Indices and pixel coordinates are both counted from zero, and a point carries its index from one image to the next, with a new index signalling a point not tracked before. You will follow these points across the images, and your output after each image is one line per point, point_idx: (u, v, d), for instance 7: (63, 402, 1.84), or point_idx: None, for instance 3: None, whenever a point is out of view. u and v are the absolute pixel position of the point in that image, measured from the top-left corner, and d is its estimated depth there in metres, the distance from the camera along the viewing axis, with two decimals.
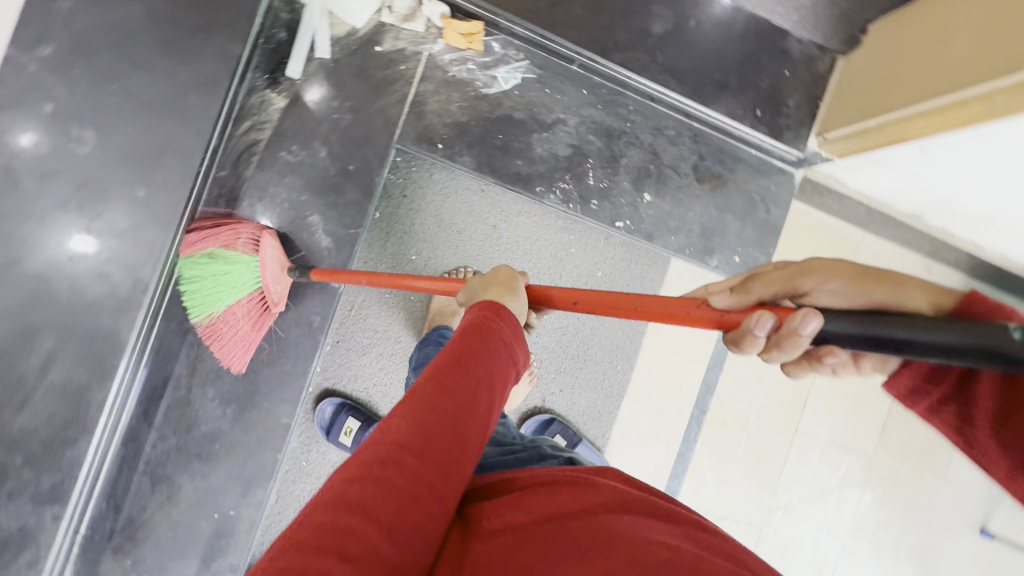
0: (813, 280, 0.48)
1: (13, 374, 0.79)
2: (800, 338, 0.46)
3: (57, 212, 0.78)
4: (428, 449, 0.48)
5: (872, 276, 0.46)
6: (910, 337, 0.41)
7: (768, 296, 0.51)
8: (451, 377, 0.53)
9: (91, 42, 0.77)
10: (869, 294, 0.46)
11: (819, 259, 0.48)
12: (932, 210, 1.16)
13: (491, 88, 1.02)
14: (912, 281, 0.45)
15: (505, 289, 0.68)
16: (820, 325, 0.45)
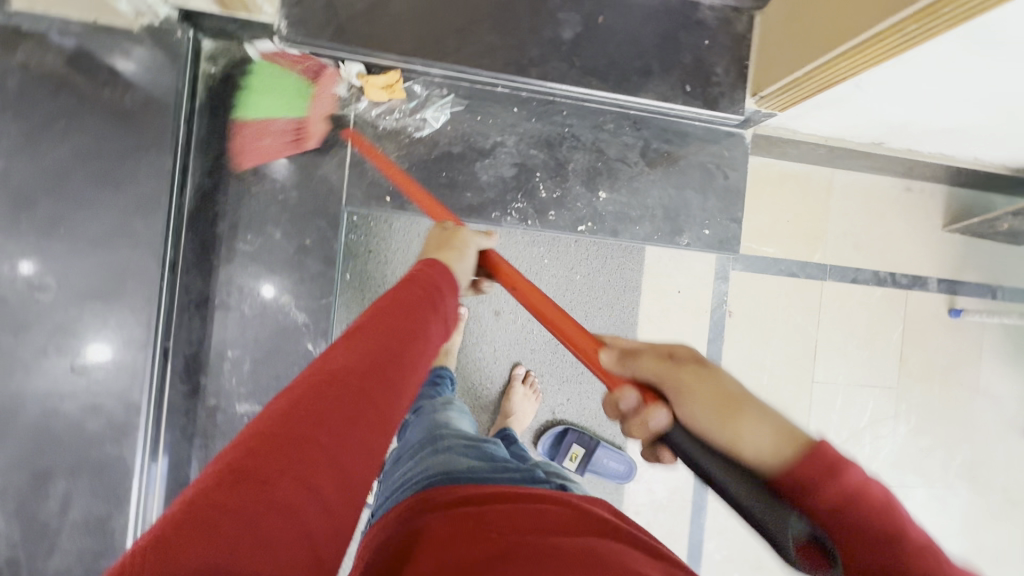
0: (673, 390, 0.55)
1: (36, 522, 0.83)
2: (647, 427, 0.56)
3: (39, 360, 0.82)
4: (374, 377, 0.52)
5: (717, 408, 0.51)
6: (721, 470, 0.50)
7: (645, 378, 0.59)
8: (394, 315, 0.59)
9: (30, 194, 0.81)
10: (716, 421, 0.50)
11: (682, 373, 0.54)
12: (892, 138, 1.13)
13: (424, 130, 1.03)
14: (755, 425, 0.48)
15: (455, 253, 0.76)
16: (663, 424, 0.55)
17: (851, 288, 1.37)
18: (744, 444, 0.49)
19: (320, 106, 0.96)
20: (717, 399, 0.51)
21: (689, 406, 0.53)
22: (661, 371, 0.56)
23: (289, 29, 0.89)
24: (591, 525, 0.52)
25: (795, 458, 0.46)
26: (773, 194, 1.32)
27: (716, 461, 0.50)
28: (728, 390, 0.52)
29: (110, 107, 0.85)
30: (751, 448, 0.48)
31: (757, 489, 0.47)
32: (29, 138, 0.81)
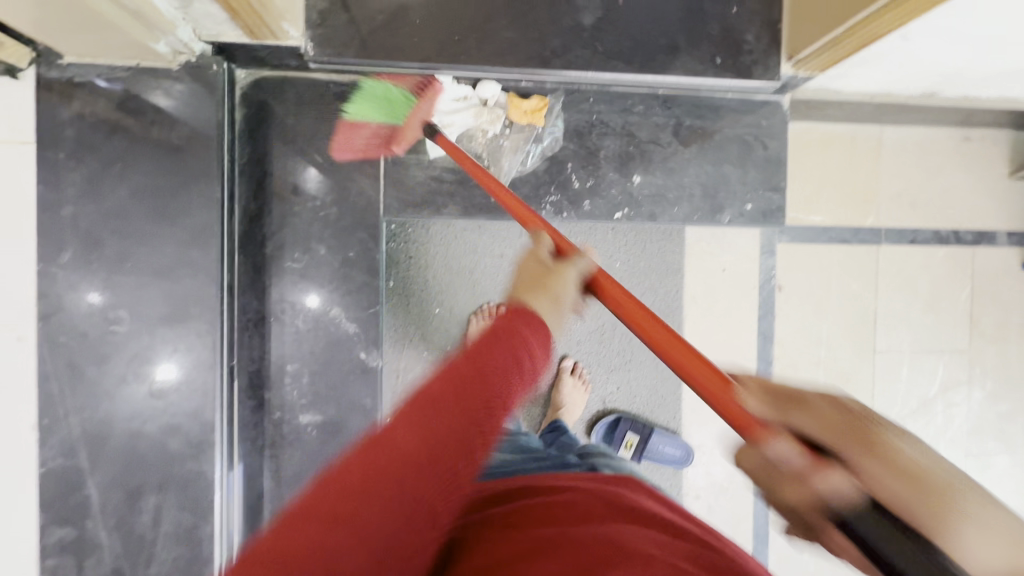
0: (957, 520, 0.34)
1: (135, 535, 0.90)
2: (809, 494, 0.39)
3: (121, 386, 0.89)
4: (443, 457, 0.45)
5: (922, 477, 0.36)
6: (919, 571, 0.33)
7: (899, 492, 0.36)
8: (466, 383, 0.49)
9: (98, 234, 0.88)
10: (920, 496, 0.35)
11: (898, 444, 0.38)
12: (946, 87, 1.06)
13: (542, 142, 1.04)
14: (990, 515, 0.34)
15: (551, 302, 0.61)
16: (845, 491, 0.37)
17: (910, 250, 1.30)
18: (964, 551, 0.33)
19: (423, 111, 0.94)
20: (949, 509, 0.34)
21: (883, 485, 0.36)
22: (835, 421, 0.40)
23: (318, 49, 0.91)
24: (618, 508, 0.54)
25: None
26: (817, 158, 1.25)
27: (902, 540, 0.34)
28: (946, 485, 0.36)
29: (159, 144, 0.89)
30: (967, 553, 0.33)
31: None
32: (90, 183, 0.88)
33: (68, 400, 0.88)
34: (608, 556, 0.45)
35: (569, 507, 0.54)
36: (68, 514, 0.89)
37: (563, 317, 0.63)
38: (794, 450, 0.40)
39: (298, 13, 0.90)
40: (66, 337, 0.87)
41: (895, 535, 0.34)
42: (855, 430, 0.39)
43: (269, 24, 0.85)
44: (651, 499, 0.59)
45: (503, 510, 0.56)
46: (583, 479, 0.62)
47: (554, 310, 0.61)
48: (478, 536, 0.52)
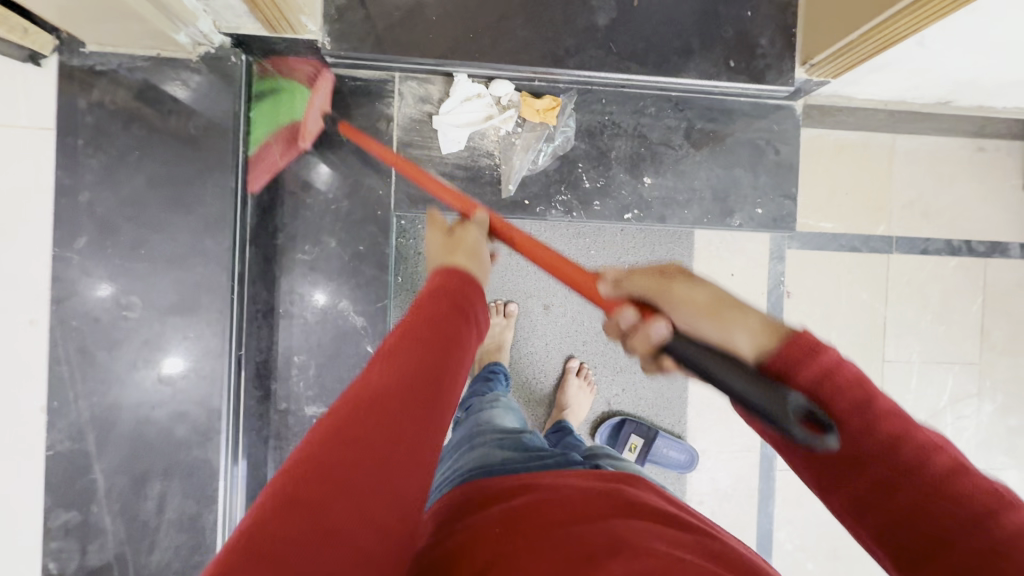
0: (735, 329, 0.53)
1: (138, 521, 0.91)
2: (650, 341, 0.59)
3: (130, 371, 0.90)
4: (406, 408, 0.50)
5: (719, 315, 0.55)
6: (729, 373, 0.52)
7: (709, 331, 0.55)
8: (420, 335, 0.56)
9: (113, 220, 0.89)
10: (713, 320, 0.55)
11: (726, 294, 0.56)
12: (960, 95, 1.05)
13: (554, 141, 1.04)
14: (749, 320, 0.53)
15: (466, 254, 0.68)
16: (666, 333, 0.57)
17: (922, 260, 1.29)
18: (737, 343, 0.53)
19: (320, 98, 0.98)
20: (725, 315, 0.54)
21: (700, 325, 0.56)
22: (652, 285, 0.61)
23: (334, 44, 0.93)
24: (618, 502, 0.54)
25: (776, 351, 0.51)
26: (829, 165, 1.25)
27: (716, 360, 0.53)
28: (716, 299, 0.56)
29: (176, 134, 0.90)
30: (738, 346, 0.53)
31: (756, 379, 0.50)
32: (108, 171, 0.89)
33: (78, 385, 0.89)
34: (614, 550, 0.45)
35: (568, 501, 0.54)
36: (74, 498, 0.89)
37: (483, 265, 0.70)
38: (633, 314, 0.61)
39: (315, 6, 0.92)
40: (78, 322, 0.88)
41: (699, 349, 0.55)
42: (699, 305, 0.56)
43: (289, 18, 0.87)
44: (653, 496, 0.59)
45: (503, 508, 0.56)
46: (581, 475, 0.61)
47: (474, 262, 0.69)
48: (478, 533, 0.52)
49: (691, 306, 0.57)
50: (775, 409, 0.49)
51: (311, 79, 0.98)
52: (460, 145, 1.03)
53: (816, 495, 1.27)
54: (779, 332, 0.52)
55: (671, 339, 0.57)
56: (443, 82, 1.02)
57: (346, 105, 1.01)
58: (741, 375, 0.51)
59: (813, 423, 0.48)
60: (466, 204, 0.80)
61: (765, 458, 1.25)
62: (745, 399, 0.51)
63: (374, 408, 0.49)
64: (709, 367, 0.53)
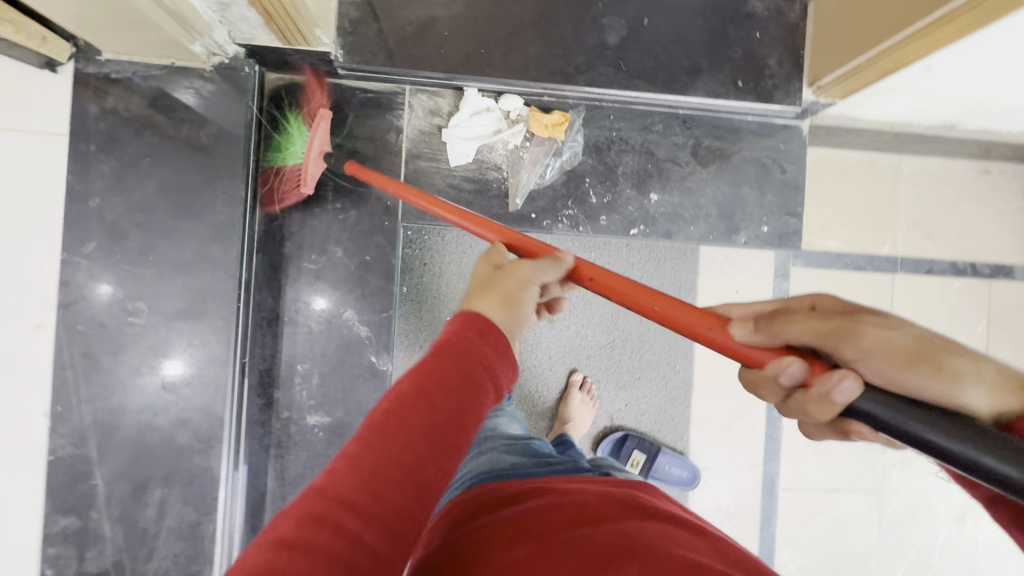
0: (966, 370, 0.48)
1: (137, 528, 0.90)
2: (830, 405, 0.51)
3: (134, 377, 0.90)
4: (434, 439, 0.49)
5: (923, 360, 0.49)
6: (935, 426, 0.46)
7: (880, 366, 0.50)
8: (443, 378, 0.52)
9: (123, 226, 0.90)
10: (905, 368, 0.49)
11: (885, 327, 0.50)
12: (966, 119, 1.06)
13: (561, 155, 1.05)
14: (964, 362, 0.48)
15: (500, 300, 0.62)
16: (853, 390, 0.50)
17: (926, 280, 1.29)
18: (968, 397, 0.47)
19: (319, 139, 0.95)
20: (934, 360, 0.48)
21: (875, 369, 0.50)
22: (822, 330, 0.52)
23: (347, 57, 0.94)
24: (627, 505, 0.54)
25: (1020, 411, 0.46)
26: (835, 184, 1.25)
27: (922, 417, 0.47)
28: (915, 341, 0.50)
29: (188, 142, 0.91)
30: (971, 401, 0.47)
31: (1010, 450, 0.43)
32: (119, 177, 0.90)
33: (82, 389, 0.89)
34: (632, 556, 0.45)
35: (580, 504, 0.54)
36: (73, 504, 0.89)
37: (522, 316, 0.63)
38: (799, 366, 0.53)
39: (329, 18, 0.91)
40: (84, 326, 0.89)
41: (913, 413, 0.47)
42: (849, 321, 0.52)
43: (302, 30, 0.86)
44: (662, 502, 0.59)
45: (511, 511, 0.55)
46: (590, 480, 0.61)
47: (507, 315, 0.61)
48: (490, 534, 0.52)
49: (868, 334, 0.50)
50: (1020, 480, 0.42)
51: (310, 120, 0.95)
52: (468, 158, 1.03)
53: (818, 515, 1.26)
54: (1017, 399, 0.47)
55: (863, 399, 0.49)
56: (453, 95, 1.02)
57: (356, 116, 1.02)
58: (991, 448, 0.43)
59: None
60: (512, 240, 0.74)
61: (767, 476, 1.24)
62: (947, 452, 0.46)
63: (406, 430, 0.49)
64: (939, 439, 0.46)
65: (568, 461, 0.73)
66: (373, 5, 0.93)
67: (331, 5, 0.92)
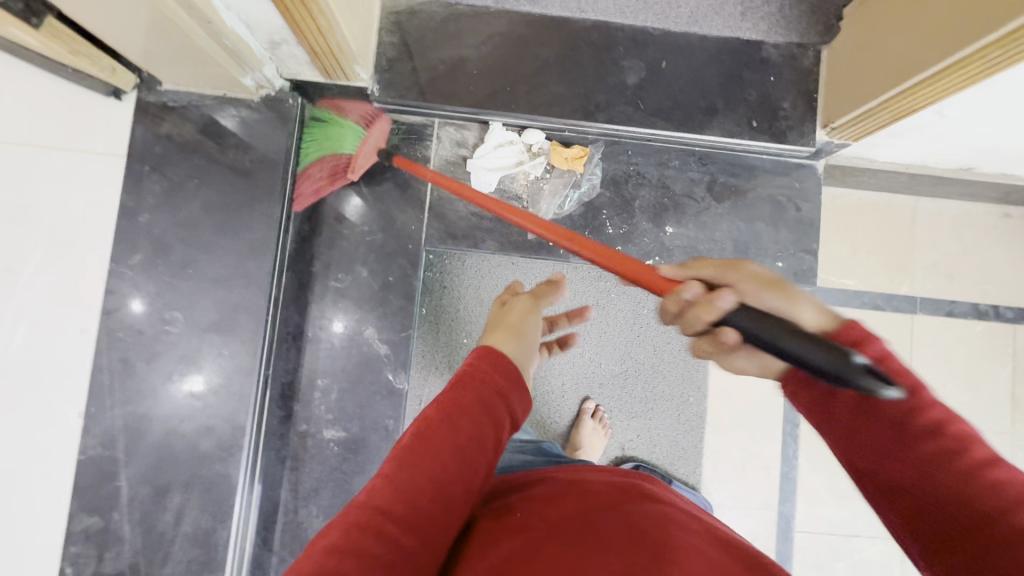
0: (802, 299, 0.57)
1: (156, 531, 0.93)
2: (714, 311, 0.57)
3: (166, 383, 0.95)
4: (465, 432, 0.57)
5: (778, 287, 0.58)
6: (790, 339, 0.53)
7: (705, 275, 0.62)
8: (464, 395, 0.60)
9: (167, 241, 0.96)
10: (770, 292, 0.57)
11: (748, 261, 0.60)
12: (982, 163, 1.07)
13: (580, 188, 1.10)
14: (809, 301, 0.57)
15: (506, 332, 0.73)
16: (731, 302, 0.57)
17: (947, 322, 1.27)
18: (800, 317, 0.56)
19: (375, 138, 0.99)
20: (795, 292, 0.57)
21: (748, 292, 0.58)
22: (723, 269, 0.60)
23: (382, 92, 1.01)
24: (630, 493, 0.57)
25: (834, 332, 0.55)
26: (852, 223, 1.26)
27: (773, 322, 0.54)
28: (779, 279, 0.59)
29: (232, 165, 0.98)
30: (804, 321, 0.56)
31: (820, 343, 0.51)
32: (167, 196, 0.97)
33: (116, 393, 0.93)
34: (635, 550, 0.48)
35: (585, 495, 0.56)
36: (98, 504, 0.92)
37: (531, 337, 0.75)
38: (699, 289, 0.60)
39: (368, 56, 0.98)
40: (123, 333, 0.94)
41: (759, 319, 0.55)
42: (730, 262, 0.61)
43: (344, 66, 0.93)
44: (662, 489, 0.62)
45: (523, 498, 0.59)
46: (598, 470, 0.63)
47: (517, 343, 0.72)
48: (504, 519, 0.56)
49: (739, 269, 0.60)
50: (840, 367, 0.49)
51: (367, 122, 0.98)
52: (491, 187, 1.08)
53: (837, 562, 1.21)
54: (828, 319, 0.56)
55: (734, 311, 0.56)
56: (478, 128, 1.09)
57: (388, 145, 1.08)
58: (804, 339, 0.52)
59: (878, 376, 0.49)
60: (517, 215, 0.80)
61: (782, 517, 1.21)
62: (811, 363, 0.51)
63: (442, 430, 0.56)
64: (762, 332, 0.54)
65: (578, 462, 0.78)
66: (408, 46, 1.01)
67: (371, 44, 0.99)
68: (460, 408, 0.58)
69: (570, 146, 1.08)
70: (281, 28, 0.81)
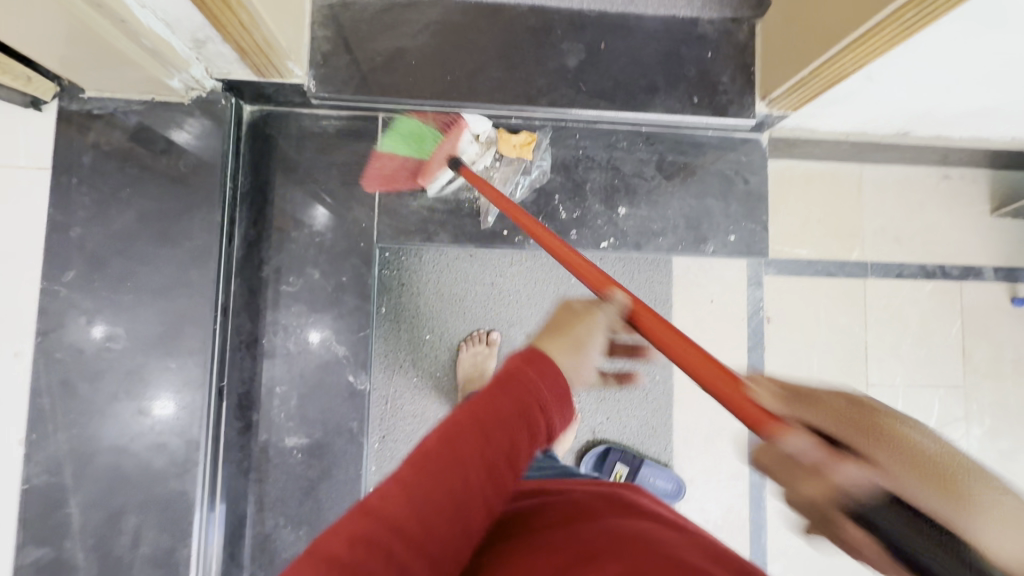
0: (930, 441, 0.37)
1: (113, 556, 0.90)
2: (832, 487, 0.38)
3: (111, 403, 0.91)
4: (494, 445, 0.49)
5: (944, 473, 0.35)
6: (937, 553, 0.34)
7: (819, 423, 0.42)
8: (497, 402, 0.51)
9: (103, 254, 0.92)
10: (943, 490, 0.35)
11: (897, 411, 0.39)
12: (917, 127, 1.10)
13: (530, 174, 1.09)
14: (1007, 502, 0.33)
15: (569, 343, 0.59)
16: (867, 482, 0.37)
17: (897, 284, 1.31)
18: (991, 543, 0.32)
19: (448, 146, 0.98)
20: (974, 486, 0.34)
21: (896, 476, 0.36)
22: (843, 417, 0.40)
23: (319, 87, 0.99)
24: (619, 504, 0.55)
25: None
26: (800, 194, 1.29)
27: (933, 544, 0.34)
28: (957, 461, 0.35)
29: (167, 172, 0.95)
30: (996, 549, 0.32)
31: None
32: (100, 208, 0.93)
33: (58, 417, 0.89)
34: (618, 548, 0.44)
35: (575, 505, 0.55)
36: (47, 534, 0.88)
37: (593, 355, 0.60)
38: (810, 442, 0.40)
39: (302, 52, 0.96)
40: (62, 354, 0.90)
41: (917, 527, 0.35)
42: (864, 412, 0.40)
43: (276, 63, 0.91)
44: (655, 498, 0.60)
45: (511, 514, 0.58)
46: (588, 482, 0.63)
47: (577, 356, 0.59)
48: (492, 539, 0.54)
49: (880, 419, 0.39)
50: None
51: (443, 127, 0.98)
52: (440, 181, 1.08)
53: None
54: None
55: (874, 500, 0.36)
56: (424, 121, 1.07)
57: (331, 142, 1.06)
58: None
59: None
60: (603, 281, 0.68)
61: (753, 487, 1.23)
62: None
63: (471, 441, 0.48)
64: None
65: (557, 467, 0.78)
66: (344, 38, 0.99)
67: (303, 40, 0.97)
68: (490, 418, 0.50)
69: (518, 133, 1.07)
70: (203, 26, 0.78)
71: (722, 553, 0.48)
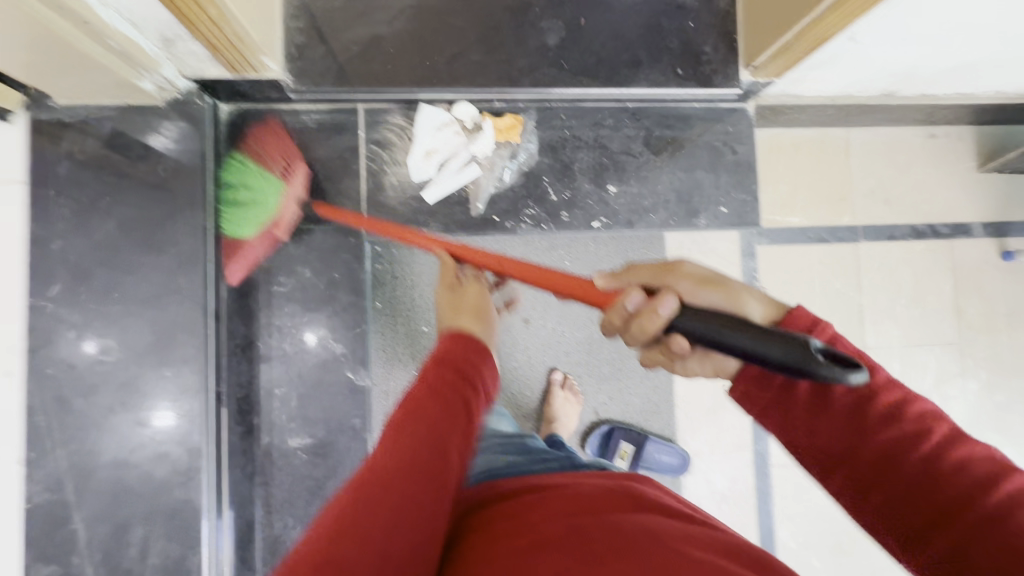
0: (744, 293, 0.58)
1: (122, 568, 0.89)
2: (658, 319, 0.57)
3: (108, 417, 0.89)
4: (434, 450, 0.54)
5: (713, 283, 0.58)
6: (758, 339, 0.52)
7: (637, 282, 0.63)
8: (428, 404, 0.57)
9: (86, 266, 0.90)
10: (711, 294, 0.58)
11: (681, 262, 0.61)
12: (902, 86, 1.10)
13: (518, 157, 1.08)
14: (750, 295, 0.57)
15: (471, 314, 0.72)
16: (674, 307, 0.57)
17: (889, 246, 1.32)
18: (749, 310, 0.57)
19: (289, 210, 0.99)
20: (738, 293, 0.58)
21: (694, 296, 0.58)
22: (652, 271, 0.61)
23: (296, 81, 0.97)
24: (612, 495, 0.57)
25: (780, 321, 0.56)
26: (788, 162, 1.29)
27: (729, 321, 0.54)
28: (714, 275, 0.60)
29: (145, 177, 0.92)
30: (751, 312, 0.57)
31: (774, 337, 0.52)
32: (79, 220, 0.90)
33: (55, 433, 0.88)
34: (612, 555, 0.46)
35: (573, 499, 0.56)
36: (54, 551, 0.88)
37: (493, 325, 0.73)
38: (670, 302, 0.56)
39: (274, 46, 0.94)
40: (54, 370, 0.88)
41: (725, 325, 0.54)
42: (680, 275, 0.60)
43: (249, 58, 0.88)
44: (653, 487, 0.63)
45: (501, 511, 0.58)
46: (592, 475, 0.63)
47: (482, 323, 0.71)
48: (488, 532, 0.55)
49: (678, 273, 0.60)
50: (802, 358, 0.50)
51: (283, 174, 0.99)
52: (427, 170, 1.06)
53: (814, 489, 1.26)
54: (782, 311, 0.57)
55: (680, 315, 0.56)
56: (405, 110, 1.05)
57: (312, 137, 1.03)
58: (770, 338, 0.52)
59: (837, 362, 0.50)
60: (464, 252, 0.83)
61: (757, 455, 1.24)
62: (746, 350, 0.53)
63: (412, 449, 0.53)
64: (748, 342, 0.53)
65: (559, 455, 0.80)
66: (318, 28, 0.96)
67: (275, 33, 0.94)
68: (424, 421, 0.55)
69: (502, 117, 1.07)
70: (172, 24, 0.76)
71: (713, 541, 0.50)
